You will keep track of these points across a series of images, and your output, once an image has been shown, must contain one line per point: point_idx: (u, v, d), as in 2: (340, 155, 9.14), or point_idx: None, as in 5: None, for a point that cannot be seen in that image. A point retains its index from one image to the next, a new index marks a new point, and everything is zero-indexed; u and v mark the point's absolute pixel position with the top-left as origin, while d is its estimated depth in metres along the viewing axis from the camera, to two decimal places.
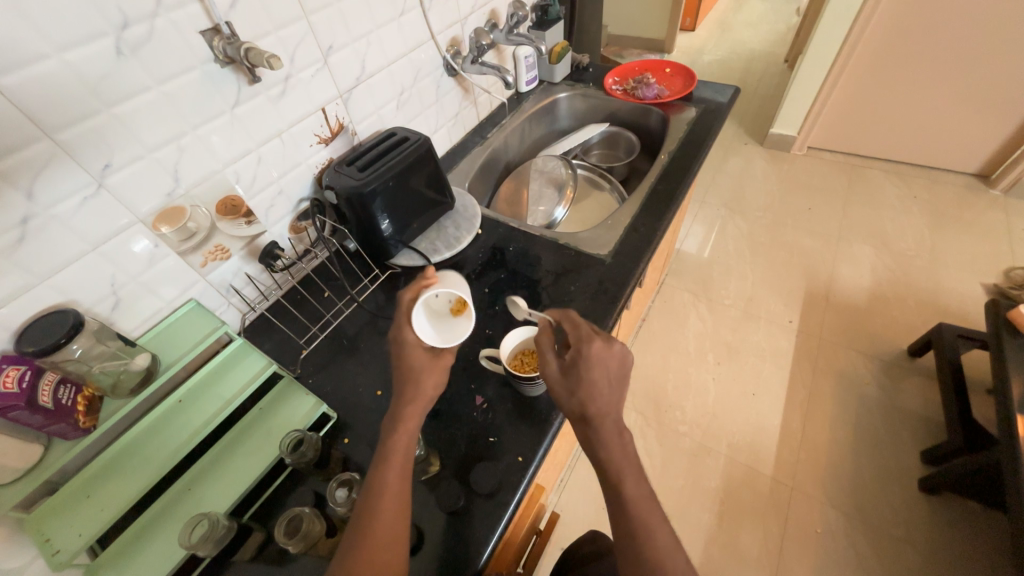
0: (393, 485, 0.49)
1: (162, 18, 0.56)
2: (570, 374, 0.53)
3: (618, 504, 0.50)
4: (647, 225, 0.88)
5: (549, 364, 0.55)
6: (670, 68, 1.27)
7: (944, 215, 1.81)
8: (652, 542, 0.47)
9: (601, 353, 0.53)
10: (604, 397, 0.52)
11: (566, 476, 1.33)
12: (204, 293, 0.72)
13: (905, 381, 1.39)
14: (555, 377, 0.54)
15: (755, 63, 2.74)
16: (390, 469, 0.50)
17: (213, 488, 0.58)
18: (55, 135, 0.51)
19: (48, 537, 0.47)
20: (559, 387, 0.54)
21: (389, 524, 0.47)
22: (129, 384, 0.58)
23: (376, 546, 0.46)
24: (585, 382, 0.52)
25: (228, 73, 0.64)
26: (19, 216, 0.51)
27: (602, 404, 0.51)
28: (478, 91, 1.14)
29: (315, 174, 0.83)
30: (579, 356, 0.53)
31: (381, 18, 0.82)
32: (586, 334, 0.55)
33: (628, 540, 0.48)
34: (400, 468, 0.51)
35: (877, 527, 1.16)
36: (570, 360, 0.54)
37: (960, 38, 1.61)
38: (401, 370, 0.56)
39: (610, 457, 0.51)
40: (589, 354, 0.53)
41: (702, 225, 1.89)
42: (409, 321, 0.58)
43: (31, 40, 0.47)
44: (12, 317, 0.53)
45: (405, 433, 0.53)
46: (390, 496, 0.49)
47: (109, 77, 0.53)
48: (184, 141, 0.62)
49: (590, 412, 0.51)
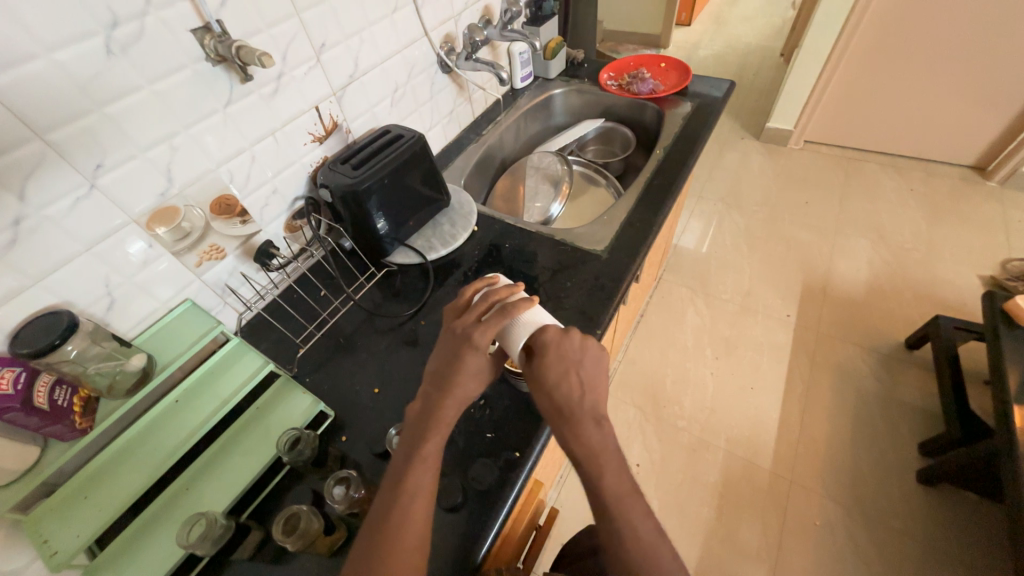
0: (414, 487, 0.49)
1: (152, 16, 0.55)
2: (532, 361, 0.53)
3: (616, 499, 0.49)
4: (643, 220, 0.88)
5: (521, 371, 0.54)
6: (665, 63, 1.27)
7: (941, 207, 1.81)
8: (644, 539, 0.48)
9: (554, 339, 0.52)
10: (569, 384, 0.52)
11: (565, 472, 1.33)
12: (200, 293, 0.71)
13: (902, 373, 1.39)
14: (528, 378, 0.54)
15: (750, 57, 2.74)
16: (422, 472, 0.49)
17: (213, 486, 0.58)
18: (46, 136, 0.51)
19: (46, 538, 0.47)
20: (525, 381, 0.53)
21: (409, 523, 0.47)
22: (125, 385, 0.58)
23: (398, 547, 0.46)
24: (541, 368, 0.52)
25: (219, 72, 0.64)
26: (12, 217, 0.51)
27: (571, 393, 0.52)
28: (473, 88, 1.14)
29: (310, 172, 0.83)
30: (532, 349, 0.53)
31: (373, 15, 0.82)
32: (537, 326, 0.53)
33: (622, 538, 0.48)
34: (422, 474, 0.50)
35: (874, 518, 1.16)
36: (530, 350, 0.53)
37: (956, 29, 1.60)
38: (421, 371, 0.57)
39: (604, 451, 0.51)
40: (545, 342, 0.52)
41: (699, 220, 1.89)
42: (491, 329, 0.53)
43: (20, 41, 0.47)
44: (6, 319, 0.53)
45: (434, 439, 0.51)
46: (420, 498, 0.48)
47: (99, 76, 0.53)
48: (177, 141, 0.62)
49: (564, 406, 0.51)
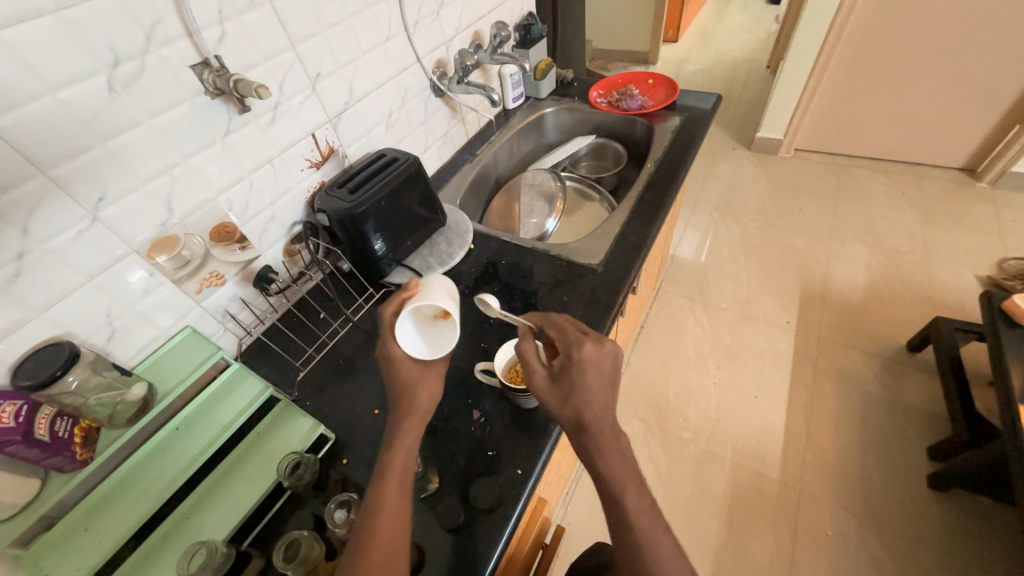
0: (389, 503, 0.49)
1: (152, 54, 0.57)
2: (562, 381, 0.53)
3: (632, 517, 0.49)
4: (637, 232, 0.90)
5: (537, 375, 0.55)
6: (653, 79, 1.30)
7: (934, 209, 1.83)
8: (653, 543, 0.48)
9: (593, 356, 0.53)
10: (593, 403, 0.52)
11: (571, 488, 1.32)
12: (200, 320, 0.72)
13: (906, 377, 1.38)
14: (543, 385, 0.54)
15: (738, 71, 2.80)
16: (397, 491, 0.50)
17: (213, 515, 0.57)
18: (48, 172, 0.52)
19: (45, 573, 0.46)
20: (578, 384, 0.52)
21: (384, 538, 0.47)
22: (126, 414, 0.58)
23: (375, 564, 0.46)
24: (578, 388, 0.52)
25: (218, 104, 0.66)
26: (15, 251, 0.52)
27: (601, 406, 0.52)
28: (466, 110, 1.17)
29: (307, 197, 0.84)
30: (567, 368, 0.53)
31: (366, 45, 0.85)
32: (576, 338, 0.55)
33: (631, 547, 0.48)
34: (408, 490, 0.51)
35: (889, 526, 1.14)
36: (560, 367, 0.54)
37: (939, 33, 1.64)
38: (415, 391, 0.57)
39: (628, 468, 0.51)
40: (581, 359, 0.53)
41: (695, 231, 1.90)
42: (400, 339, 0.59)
43: (25, 82, 0.49)
44: (10, 351, 0.54)
45: None
46: (387, 512, 0.49)
47: (101, 114, 0.55)
48: (176, 171, 0.64)
49: (586, 420, 0.51)
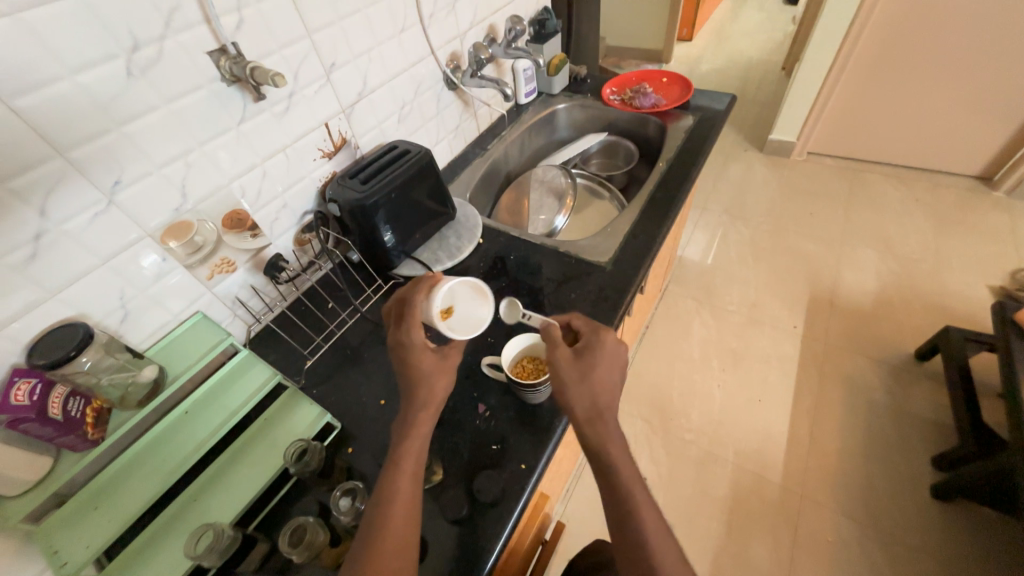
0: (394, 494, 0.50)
1: (170, 40, 0.58)
2: (585, 357, 0.56)
3: (634, 516, 0.50)
4: (647, 232, 0.89)
5: (561, 351, 0.57)
6: (667, 78, 1.29)
7: (948, 217, 1.80)
8: (656, 541, 0.48)
9: (613, 343, 0.58)
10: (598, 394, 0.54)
11: (571, 485, 1.32)
12: (210, 305, 0.73)
13: (913, 386, 1.37)
14: (567, 360, 0.56)
15: (753, 72, 2.77)
16: (403, 482, 0.51)
17: (220, 497, 0.58)
18: (66, 154, 0.53)
19: (57, 548, 0.48)
20: (590, 368, 0.55)
21: (389, 527, 0.48)
22: (136, 397, 0.59)
23: (380, 552, 0.46)
24: (599, 367, 0.55)
25: (234, 91, 0.66)
26: (32, 232, 0.52)
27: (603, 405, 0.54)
28: (478, 104, 1.17)
29: (318, 187, 0.84)
30: (590, 348, 0.57)
31: (381, 35, 0.84)
32: (597, 328, 0.60)
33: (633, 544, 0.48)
34: (417, 480, 0.51)
35: (890, 535, 1.14)
36: (583, 348, 0.57)
37: (960, 39, 1.61)
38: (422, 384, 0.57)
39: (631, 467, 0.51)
40: (603, 343, 0.57)
41: (704, 232, 1.89)
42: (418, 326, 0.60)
43: (45, 64, 0.49)
44: (25, 330, 0.54)
45: None
46: (393, 502, 0.49)
47: (119, 98, 0.55)
48: (191, 157, 0.64)
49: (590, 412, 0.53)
